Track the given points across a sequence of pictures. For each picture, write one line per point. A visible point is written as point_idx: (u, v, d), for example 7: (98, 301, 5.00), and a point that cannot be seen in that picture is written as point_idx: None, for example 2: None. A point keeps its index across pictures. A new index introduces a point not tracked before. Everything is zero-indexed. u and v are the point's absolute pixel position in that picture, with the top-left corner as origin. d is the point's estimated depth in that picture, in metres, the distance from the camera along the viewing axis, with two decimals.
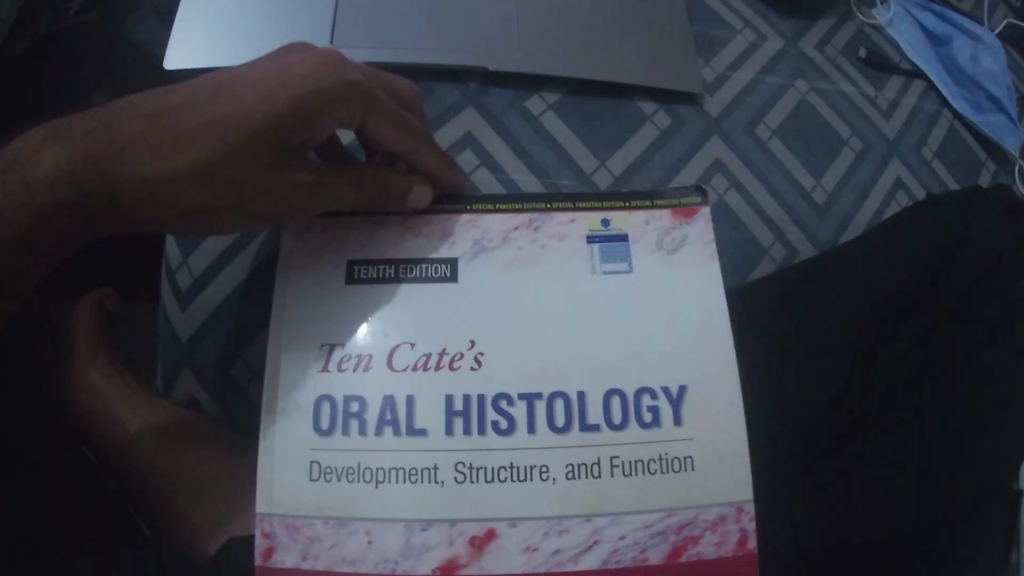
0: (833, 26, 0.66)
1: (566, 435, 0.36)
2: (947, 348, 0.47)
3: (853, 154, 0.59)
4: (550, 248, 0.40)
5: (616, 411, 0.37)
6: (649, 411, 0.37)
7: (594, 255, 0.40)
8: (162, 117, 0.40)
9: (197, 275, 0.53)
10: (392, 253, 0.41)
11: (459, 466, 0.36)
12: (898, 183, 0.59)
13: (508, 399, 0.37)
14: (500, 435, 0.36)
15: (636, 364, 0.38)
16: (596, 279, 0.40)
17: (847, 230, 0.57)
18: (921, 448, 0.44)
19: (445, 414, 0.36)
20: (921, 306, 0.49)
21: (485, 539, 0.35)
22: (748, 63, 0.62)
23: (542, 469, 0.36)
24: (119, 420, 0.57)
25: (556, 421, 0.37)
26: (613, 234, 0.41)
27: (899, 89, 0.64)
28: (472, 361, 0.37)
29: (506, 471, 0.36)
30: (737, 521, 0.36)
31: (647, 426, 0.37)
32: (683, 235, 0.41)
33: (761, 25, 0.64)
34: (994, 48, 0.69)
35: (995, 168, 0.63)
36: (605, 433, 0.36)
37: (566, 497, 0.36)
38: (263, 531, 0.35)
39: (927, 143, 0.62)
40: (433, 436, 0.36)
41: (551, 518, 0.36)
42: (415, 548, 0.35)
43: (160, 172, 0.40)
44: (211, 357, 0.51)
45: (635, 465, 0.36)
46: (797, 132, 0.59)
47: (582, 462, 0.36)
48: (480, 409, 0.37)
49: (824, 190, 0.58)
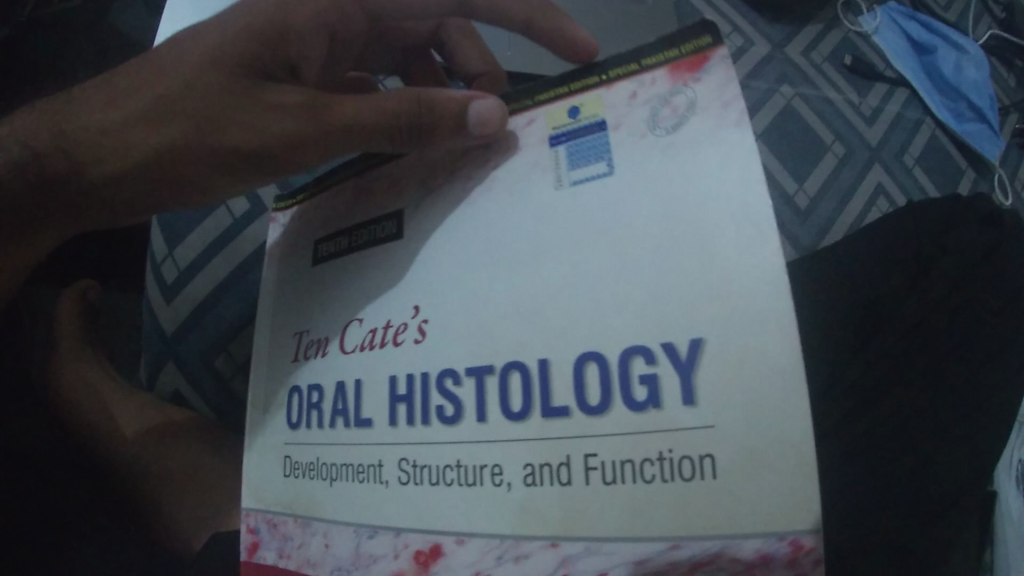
0: (820, 32, 0.66)
1: (523, 423, 0.27)
2: (923, 354, 0.48)
3: (835, 160, 0.60)
4: (503, 168, 0.32)
5: (593, 387, 0.26)
6: (642, 383, 0.25)
7: (560, 161, 0.30)
8: (138, 75, 0.41)
9: (180, 268, 0.52)
10: (347, 221, 0.36)
11: (403, 464, 0.30)
12: (879, 189, 0.61)
13: (455, 376, 0.29)
14: (446, 423, 0.29)
15: (623, 316, 0.26)
16: (561, 194, 0.29)
17: (826, 235, 0.58)
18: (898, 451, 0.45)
19: (390, 400, 0.31)
20: (902, 312, 0.50)
21: (432, 556, 0.29)
22: (737, 66, 0.62)
23: (495, 470, 0.27)
24: (100, 411, 0.57)
25: (512, 405, 0.27)
26: (583, 125, 0.30)
27: (882, 96, 0.65)
28: (416, 332, 0.31)
29: (451, 471, 0.28)
30: (791, 565, 0.23)
31: (639, 407, 0.25)
32: (687, 101, 0.27)
33: (749, 30, 0.64)
34: (977, 58, 0.70)
35: (975, 176, 0.65)
36: (578, 419, 0.26)
37: (525, 510, 0.26)
38: (248, 527, 0.36)
39: (908, 150, 0.63)
40: (378, 428, 0.31)
41: (507, 539, 0.27)
42: (364, 559, 0.31)
43: (143, 131, 0.40)
44: (196, 351, 0.51)
45: (619, 468, 0.25)
46: (782, 137, 0.60)
47: (544, 462, 0.26)
48: (424, 388, 0.30)
49: (806, 194, 0.58)
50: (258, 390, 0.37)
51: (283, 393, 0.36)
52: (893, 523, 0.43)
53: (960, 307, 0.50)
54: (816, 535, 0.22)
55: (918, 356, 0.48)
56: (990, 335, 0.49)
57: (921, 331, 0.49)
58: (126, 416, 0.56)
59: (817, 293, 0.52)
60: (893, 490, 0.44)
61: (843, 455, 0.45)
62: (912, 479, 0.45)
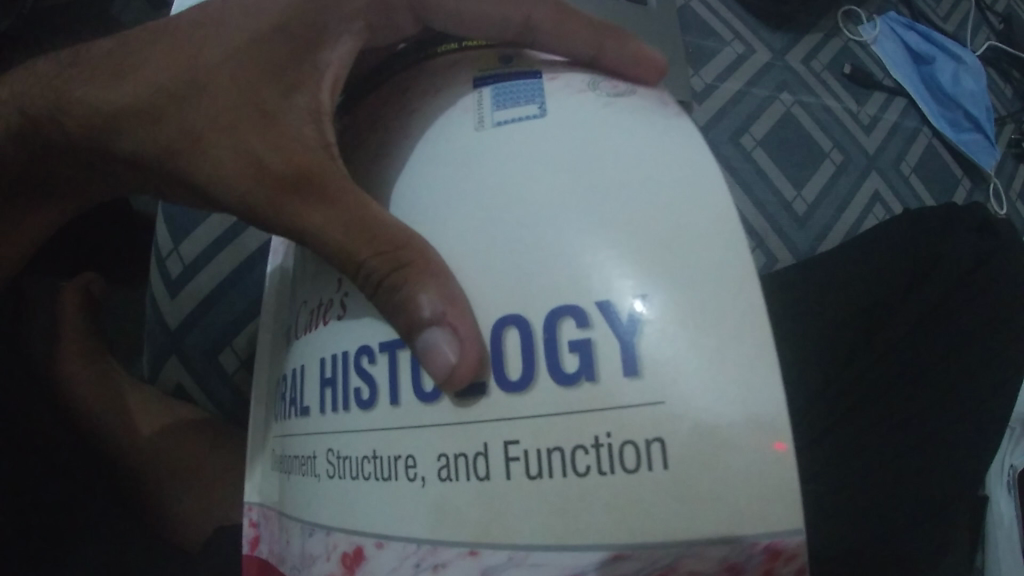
0: (820, 40, 0.67)
1: (435, 406, 0.27)
2: (919, 358, 0.50)
3: (834, 167, 0.61)
4: (441, 117, 0.33)
5: (514, 361, 0.26)
6: (573, 353, 0.25)
7: (485, 104, 0.32)
8: (107, 63, 0.38)
9: (186, 261, 0.53)
10: None
11: (330, 455, 0.31)
12: (875, 197, 0.62)
13: (370, 356, 0.30)
14: (361, 406, 0.29)
15: (545, 276, 0.26)
16: (484, 130, 0.31)
17: (823, 240, 0.59)
18: (891, 452, 0.46)
19: (320, 385, 0.32)
20: (896, 316, 0.51)
21: (356, 560, 0.29)
22: (736, 73, 0.63)
23: (409, 462, 0.27)
24: (100, 404, 0.57)
25: (424, 384, 0.28)
26: (511, 74, 0.34)
27: (881, 105, 0.66)
28: (338, 309, 0.32)
29: (369, 464, 0.29)
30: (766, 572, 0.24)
31: (571, 380, 0.25)
32: (625, 88, 0.33)
33: (750, 37, 0.65)
34: (974, 70, 0.71)
35: (970, 185, 0.66)
36: (499, 400, 0.26)
37: (440, 506, 0.27)
38: (251, 520, 0.38)
39: (906, 159, 0.64)
40: (314, 415, 0.32)
41: (423, 544, 0.27)
42: (308, 559, 0.32)
43: (125, 109, 0.36)
44: (201, 345, 0.52)
45: (547, 457, 0.25)
46: (779, 143, 0.60)
47: (461, 452, 0.26)
48: (344, 370, 0.30)
49: (804, 201, 0.59)
50: (263, 385, 0.39)
51: (274, 386, 0.38)
52: (884, 528, 0.44)
53: (956, 312, 0.51)
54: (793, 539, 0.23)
55: (911, 363, 0.49)
56: (980, 343, 0.50)
57: (912, 338, 0.50)
58: (135, 413, 0.57)
59: (817, 298, 0.52)
60: (886, 496, 0.45)
61: (837, 457, 0.46)
62: (903, 484, 0.45)
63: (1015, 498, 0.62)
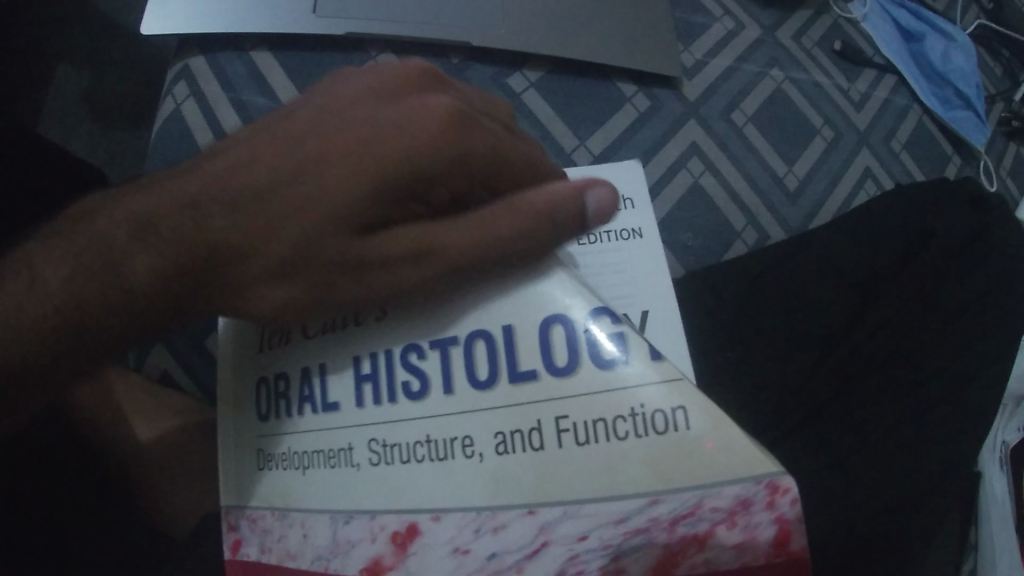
0: (811, 17, 0.67)
1: (491, 389, 0.28)
2: (913, 334, 0.49)
3: (825, 143, 0.61)
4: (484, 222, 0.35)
5: (559, 350, 0.28)
6: (610, 342, 0.27)
7: None
8: (212, 201, 0.31)
9: None
10: None
11: (372, 444, 0.30)
12: (867, 173, 0.61)
13: (419, 351, 0.30)
14: (412, 398, 0.29)
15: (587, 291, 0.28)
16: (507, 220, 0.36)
17: (817, 216, 0.58)
18: (886, 425, 0.46)
19: (353, 379, 0.31)
20: (883, 296, 0.51)
21: (409, 537, 0.28)
22: (727, 50, 0.62)
23: (466, 442, 0.28)
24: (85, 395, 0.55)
25: (478, 373, 0.29)
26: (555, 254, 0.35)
27: (871, 83, 0.65)
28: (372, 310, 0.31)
29: (422, 447, 0.28)
30: (769, 507, 0.25)
31: (609, 365, 0.27)
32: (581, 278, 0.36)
33: (740, 14, 0.65)
34: (965, 48, 0.71)
35: (961, 163, 0.65)
36: (547, 380, 0.28)
37: (500, 478, 0.27)
38: (230, 524, 0.35)
39: (896, 136, 0.64)
40: (344, 409, 0.31)
41: (483, 511, 0.27)
42: (342, 546, 0.30)
43: (238, 223, 0.30)
44: None
45: (593, 427, 0.26)
46: (771, 120, 0.60)
47: (515, 430, 0.27)
48: (388, 366, 0.30)
49: (795, 177, 0.59)
50: (228, 381, 0.36)
51: (254, 386, 0.35)
52: (880, 506, 0.43)
53: (944, 289, 0.51)
54: (787, 475, 0.24)
55: (900, 342, 0.49)
56: (978, 317, 0.50)
57: (906, 314, 0.50)
58: None
59: (808, 274, 0.51)
60: (884, 472, 0.44)
61: (827, 436, 0.46)
62: (903, 459, 0.45)
63: (1006, 475, 0.62)
